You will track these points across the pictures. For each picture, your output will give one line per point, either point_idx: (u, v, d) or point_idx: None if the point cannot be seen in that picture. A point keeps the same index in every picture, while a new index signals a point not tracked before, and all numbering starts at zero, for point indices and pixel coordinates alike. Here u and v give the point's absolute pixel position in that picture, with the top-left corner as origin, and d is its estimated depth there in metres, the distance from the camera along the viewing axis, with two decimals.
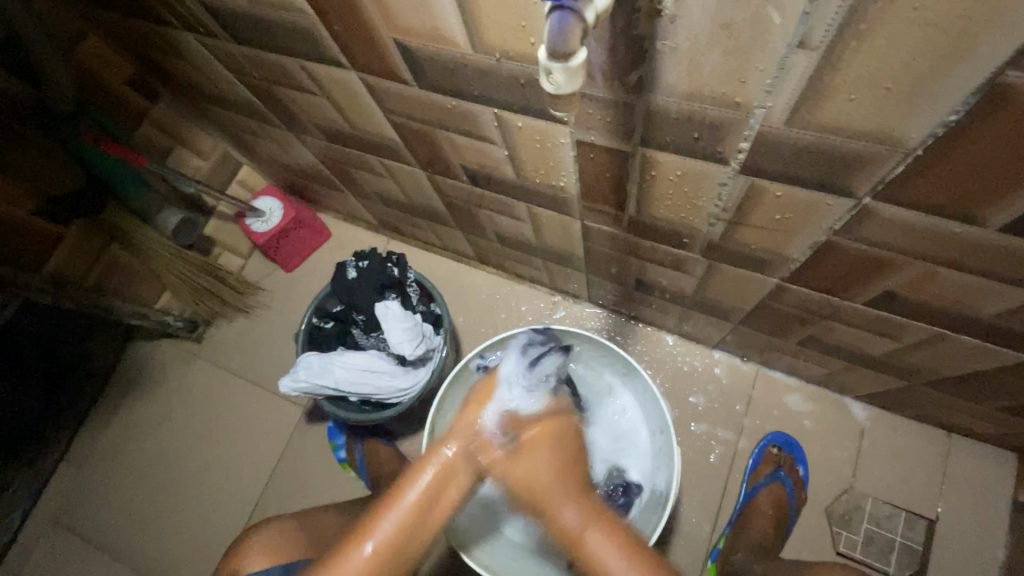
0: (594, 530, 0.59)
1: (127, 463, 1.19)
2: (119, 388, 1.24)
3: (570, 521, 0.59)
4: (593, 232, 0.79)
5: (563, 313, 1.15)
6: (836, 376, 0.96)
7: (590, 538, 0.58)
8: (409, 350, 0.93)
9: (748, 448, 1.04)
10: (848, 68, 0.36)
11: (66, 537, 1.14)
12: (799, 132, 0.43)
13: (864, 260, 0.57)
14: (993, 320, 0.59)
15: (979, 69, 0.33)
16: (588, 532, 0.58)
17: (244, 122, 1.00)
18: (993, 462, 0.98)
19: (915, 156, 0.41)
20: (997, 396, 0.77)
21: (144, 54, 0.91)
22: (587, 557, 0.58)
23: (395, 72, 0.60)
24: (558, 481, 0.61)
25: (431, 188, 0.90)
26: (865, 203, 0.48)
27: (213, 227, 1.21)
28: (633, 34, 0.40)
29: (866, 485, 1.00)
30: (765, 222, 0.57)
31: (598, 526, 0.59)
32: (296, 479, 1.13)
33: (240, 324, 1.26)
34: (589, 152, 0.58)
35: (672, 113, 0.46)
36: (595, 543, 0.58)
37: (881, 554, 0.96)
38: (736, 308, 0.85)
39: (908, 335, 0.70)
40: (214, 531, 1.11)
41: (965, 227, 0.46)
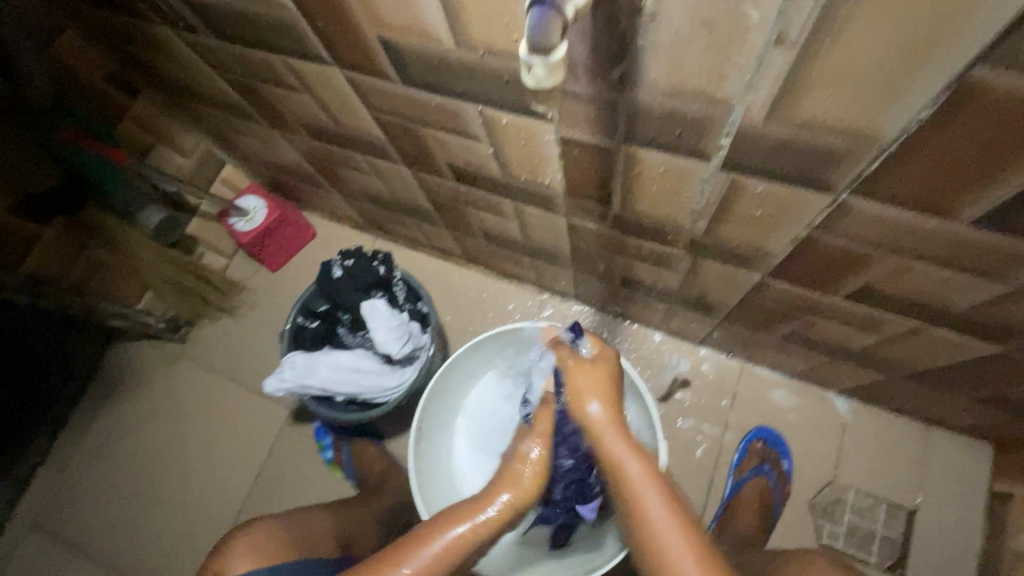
0: (636, 460, 0.59)
1: (109, 467, 1.17)
2: (100, 390, 1.22)
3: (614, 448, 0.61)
4: (579, 229, 0.79)
5: (551, 311, 1.15)
6: (818, 370, 0.97)
7: (633, 468, 0.59)
8: (396, 349, 0.93)
9: (733, 442, 1.05)
10: (824, 64, 0.37)
11: (45, 542, 1.12)
12: (778, 128, 0.43)
13: (843, 256, 0.58)
14: (968, 313, 0.60)
15: (950, 66, 0.34)
16: (629, 458, 0.59)
17: (227, 119, 0.99)
18: (971, 453, 1.00)
19: (890, 151, 0.42)
20: (973, 388, 0.79)
21: (123, 50, 0.89)
22: (625, 486, 0.58)
23: (379, 68, 0.60)
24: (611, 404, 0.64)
25: (417, 185, 0.90)
26: (844, 198, 0.49)
27: (195, 225, 1.18)
28: (615, 30, 0.40)
29: (848, 478, 1.02)
30: (747, 218, 0.58)
31: (644, 463, 0.59)
32: (283, 480, 1.12)
33: (225, 325, 1.25)
34: (573, 149, 0.58)
35: (655, 109, 0.47)
36: (634, 473, 0.58)
37: (862, 545, 0.98)
38: (721, 304, 0.86)
39: (887, 329, 0.71)
40: (198, 534, 1.10)
41: (939, 221, 0.47)
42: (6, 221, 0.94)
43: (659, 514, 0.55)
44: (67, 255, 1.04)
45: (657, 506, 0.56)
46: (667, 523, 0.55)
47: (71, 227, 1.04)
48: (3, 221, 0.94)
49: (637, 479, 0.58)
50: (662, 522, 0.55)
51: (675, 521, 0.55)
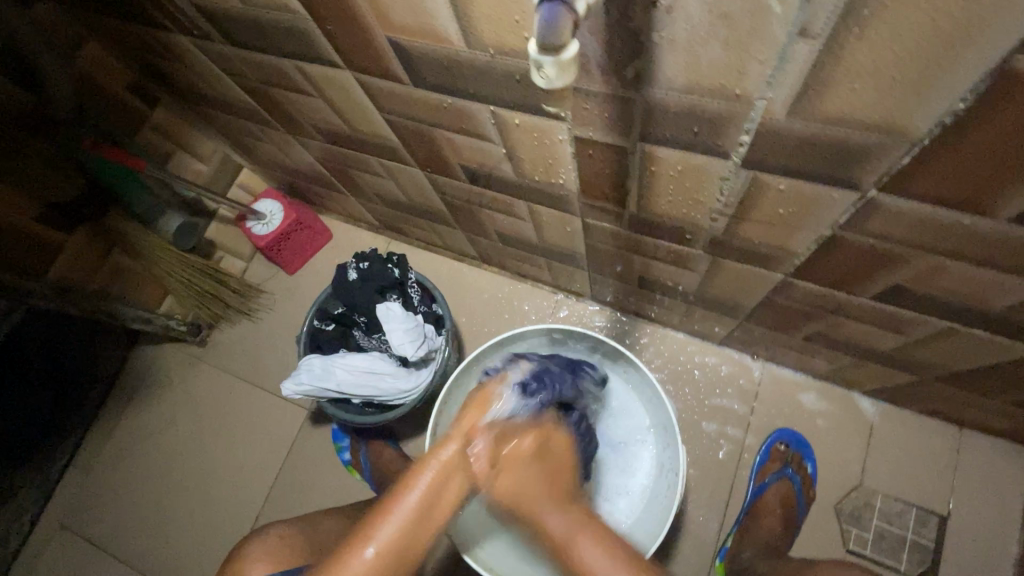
0: (585, 533, 0.61)
1: (133, 468, 1.19)
2: (124, 393, 1.25)
3: (556, 523, 0.62)
4: (595, 230, 0.78)
5: (567, 312, 1.14)
6: (843, 371, 0.94)
7: (577, 541, 0.60)
8: (411, 351, 0.93)
9: (755, 445, 1.03)
10: (851, 57, 0.35)
11: (74, 542, 1.15)
12: (801, 123, 0.41)
13: (871, 254, 0.56)
14: (1004, 313, 0.58)
15: (988, 56, 0.32)
16: (562, 527, 0.62)
17: (242, 124, 0.99)
18: (1005, 457, 0.96)
19: (922, 146, 0.40)
20: (1008, 390, 0.76)
21: (140, 58, 0.91)
22: (575, 561, 0.60)
23: (390, 70, 0.59)
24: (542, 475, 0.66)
25: (431, 187, 0.89)
26: (871, 195, 0.47)
27: (213, 229, 1.21)
28: (629, 26, 0.39)
29: (875, 482, 0.99)
30: (769, 217, 0.56)
31: (585, 531, 0.61)
32: (302, 481, 1.13)
33: (243, 327, 1.26)
34: (588, 149, 0.57)
35: (672, 106, 0.45)
36: (584, 547, 0.60)
37: (892, 552, 0.95)
38: (741, 304, 0.84)
39: (918, 330, 0.68)
40: (220, 533, 1.12)
41: (975, 218, 0.45)
42: (32, 228, 0.96)
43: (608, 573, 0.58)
44: (90, 262, 1.07)
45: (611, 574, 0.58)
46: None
47: (94, 235, 1.06)
48: (30, 228, 0.95)
49: (585, 553, 0.60)
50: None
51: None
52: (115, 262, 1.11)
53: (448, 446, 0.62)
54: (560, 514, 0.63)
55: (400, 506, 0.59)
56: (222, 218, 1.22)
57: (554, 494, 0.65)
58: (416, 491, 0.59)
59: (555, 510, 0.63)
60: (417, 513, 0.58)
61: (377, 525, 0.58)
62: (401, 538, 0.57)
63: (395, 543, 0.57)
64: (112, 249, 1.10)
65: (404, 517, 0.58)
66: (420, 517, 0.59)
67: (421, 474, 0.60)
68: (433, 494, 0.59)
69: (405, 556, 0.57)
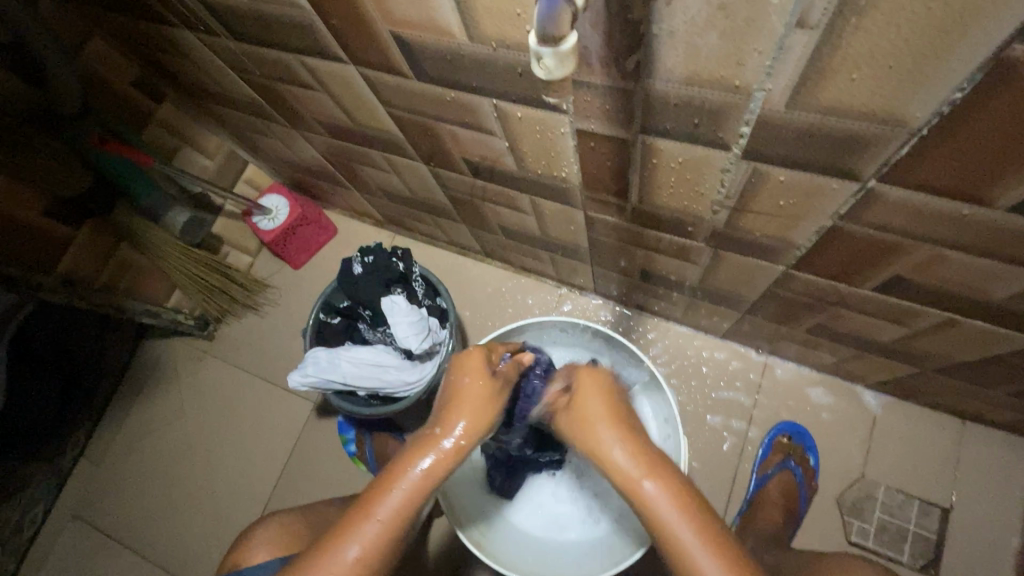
0: (653, 477, 0.56)
1: (142, 459, 1.21)
2: (134, 386, 1.26)
3: (626, 463, 0.57)
4: (597, 223, 0.78)
5: (570, 306, 1.15)
6: (846, 363, 0.95)
7: (647, 487, 0.55)
8: (415, 344, 0.94)
9: (758, 437, 1.03)
10: (849, 46, 0.35)
11: (85, 531, 1.17)
12: (800, 114, 0.42)
13: (870, 245, 0.56)
14: (1005, 303, 0.58)
15: (984, 45, 0.32)
16: (606, 438, 0.59)
17: (247, 120, 1.00)
18: (1008, 449, 0.96)
19: (921, 135, 0.40)
20: (1010, 381, 0.76)
21: (146, 54, 0.92)
22: (644, 500, 0.55)
23: (394, 66, 0.60)
24: (614, 420, 0.61)
25: (434, 181, 0.90)
26: (871, 185, 0.47)
27: (220, 224, 1.23)
28: (628, 18, 0.39)
29: (877, 473, 0.99)
30: (770, 208, 0.56)
31: (658, 476, 0.56)
32: (308, 472, 1.14)
33: (250, 322, 1.27)
34: (589, 142, 0.57)
35: (672, 98, 0.46)
36: (650, 491, 0.55)
37: (893, 543, 0.95)
38: (743, 296, 0.84)
39: (918, 321, 0.69)
40: (228, 523, 1.13)
41: (973, 208, 0.45)
42: (42, 223, 0.97)
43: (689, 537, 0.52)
44: (99, 256, 1.08)
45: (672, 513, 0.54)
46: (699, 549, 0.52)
47: (102, 228, 1.07)
48: (40, 224, 0.97)
49: (650, 493, 0.55)
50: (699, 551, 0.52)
51: (704, 542, 0.52)
52: (121, 256, 1.11)
53: (432, 455, 0.57)
54: (647, 475, 0.56)
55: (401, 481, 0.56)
56: (228, 213, 1.23)
57: (637, 446, 0.58)
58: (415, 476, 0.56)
59: (622, 446, 0.58)
60: (399, 522, 0.54)
61: (355, 532, 0.53)
62: (378, 549, 0.53)
63: (378, 549, 0.53)
64: (120, 241, 1.11)
65: (403, 498, 0.55)
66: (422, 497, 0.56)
67: (398, 484, 0.55)
68: (416, 504, 0.55)
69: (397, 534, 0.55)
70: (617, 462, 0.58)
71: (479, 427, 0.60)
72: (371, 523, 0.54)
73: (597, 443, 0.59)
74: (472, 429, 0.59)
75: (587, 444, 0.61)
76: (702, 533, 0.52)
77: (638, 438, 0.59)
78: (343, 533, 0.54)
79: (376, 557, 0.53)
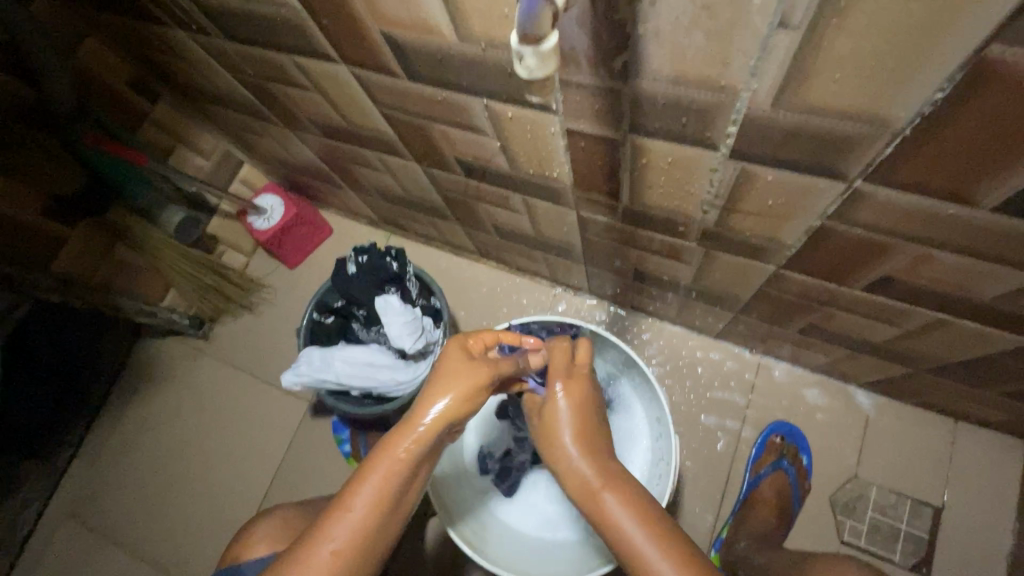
0: (612, 492, 0.58)
1: (136, 459, 1.21)
2: (128, 385, 1.26)
3: (588, 476, 0.61)
4: (590, 223, 0.78)
5: (564, 306, 1.15)
6: (839, 364, 0.95)
7: (606, 500, 0.58)
8: (409, 343, 0.94)
9: (751, 437, 1.03)
10: (832, 47, 0.36)
11: (79, 531, 1.17)
12: (785, 114, 0.42)
13: (859, 244, 0.56)
14: (993, 303, 0.58)
15: (964, 45, 0.32)
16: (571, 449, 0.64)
17: (242, 119, 1.00)
18: (1000, 449, 0.97)
19: (904, 135, 0.40)
20: (1001, 381, 0.76)
21: (140, 53, 0.92)
22: (599, 513, 0.58)
23: (386, 66, 0.60)
24: (578, 432, 0.65)
25: (428, 181, 0.90)
26: (857, 185, 0.47)
27: (215, 224, 1.21)
28: (613, 18, 0.40)
29: (870, 473, 0.99)
30: (759, 208, 0.57)
31: (618, 490, 0.59)
32: (302, 472, 1.14)
33: (245, 321, 1.27)
34: (580, 141, 0.57)
35: (659, 97, 0.46)
36: (609, 504, 0.58)
37: (886, 543, 0.96)
38: (736, 296, 0.84)
39: (908, 321, 0.69)
40: (221, 523, 1.13)
41: (959, 208, 0.45)
42: (34, 222, 0.97)
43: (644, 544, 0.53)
44: (93, 256, 1.08)
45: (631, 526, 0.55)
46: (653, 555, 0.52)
47: (97, 227, 1.07)
48: (31, 222, 0.97)
49: (608, 507, 0.57)
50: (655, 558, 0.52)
51: (659, 546, 0.53)
52: (117, 255, 1.11)
53: (409, 437, 0.57)
54: (605, 489, 0.59)
55: (377, 467, 0.56)
56: (223, 213, 1.23)
57: (598, 461, 0.62)
58: (390, 460, 0.56)
59: (585, 458, 0.63)
60: (380, 505, 0.55)
61: (335, 521, 0.54)
62: (360, 534, 0.53)
63: (360, 535, 0.53)
64: (115, 241, 1.11)
65: (380, 484, 0.55)
66: (399, 483, 0.56)
67: (376, 467, 0.56)
68: (391, 494, 0.55)
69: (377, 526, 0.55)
70: (580, 475, 0.62)
71: (457, 409, 0.60)
72: (353, 510, 0.54)
73: (561, 456, 0.64)
74: (450, 410, 0.59)
75: (551, 453, 0.66)
76: (655, 539, 0.53)
77: (599, 454, 0.63)
78: (322, 530, 0.54)
79: (357, 544, 0.53)
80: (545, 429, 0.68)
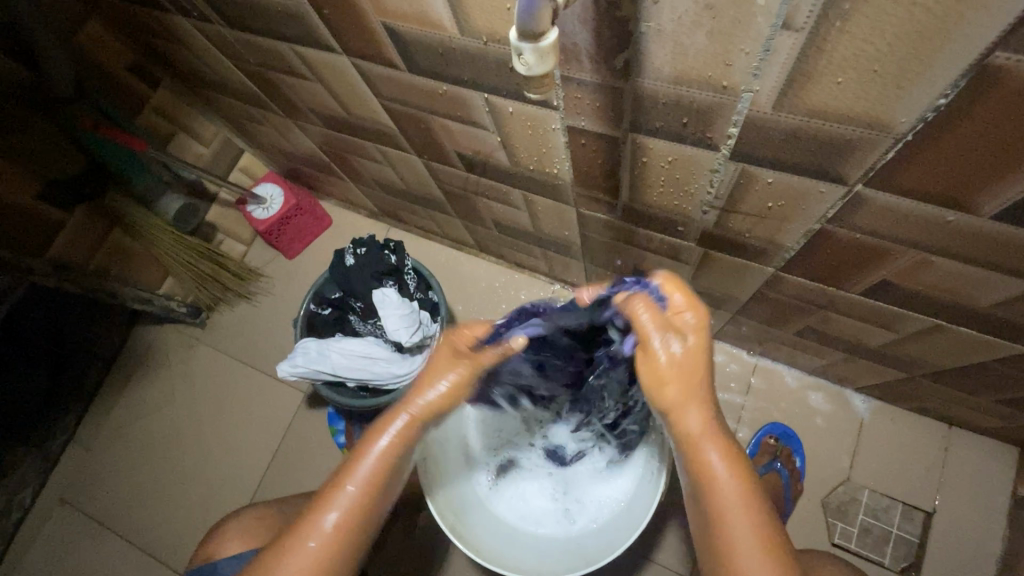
0: (721, 455, 0.52)
1: (131, 444, 1.21)
2: (124, 371, 1.26)
3: (694, 426, 0.53)
4: (589, 220, 0.78)
5: (563, 303, 1.15)
6: (834, 367, 0.95)
7: (713, 459, 0.52)
8: (406, 337, 0.94)
9: (746, 438, 1.04)
10: (834, 51, 0.35)
11: (73, 515, 1.17)
12: (787, 116, 0.42)
13: (858, 249, 0.56)
14: (989, 310, 0.58)
15: (967, 52, 0.32)
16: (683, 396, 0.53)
17: (242, 107, 1.00)
18: (993, 456, 0.97)
19: (906, 141, 0.40)
20: (996, 388, 0.76)
21: (140, 38, 0.91)
22: (701, 470, 0.53)
23: (386, 57, 0.59)
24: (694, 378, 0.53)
25: (428, 174, 0.90)
26: (856, 189, 0.47)
27: (215, 212, 1.23)
28: (616, 15, 0.39)
29: (863, 477, 1.00)
30: (759, 210, 0.56)
31: (726, 450, 0.53)
32: (297, 463, 1.14)
33: (243, 311, 1.27)
34: (581, 138, 0.57)
35: (661, 97, 0.45)
36: (714, 466, 0.52)
37: (876, 546, 0.96)
38: (734, 297, 0.84)
39: (905, 326, 0.69)
40: (215, 510, 1.14)
41: (957, 214, 0.45)
42: (33, 207, 0.97)
43: (734, 514, 0.50)
44: (93, 239, 1.07)
45: (734, 502, 0.51)
46: (741, 527, 0.50)
47: (96, 212, 1.06)
48: (31, 207, 0.96)
49: (713, 468, 0.52)
50: (740, 533, 0.50)
51: (757, 537, 0.50)
52: (116, 240, 1.11)
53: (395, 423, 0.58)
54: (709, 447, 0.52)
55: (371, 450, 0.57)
56: (223, 202, 1.23)
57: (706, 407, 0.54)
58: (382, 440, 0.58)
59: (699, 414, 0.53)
60: (375, 480, 0.56)
61: (332, 496, 0.55)
62: (359, 509, 0.55)
63: (356, 510, 0.54)
64: (114, 226, 1.10)
65: (372, 467, 0.56)
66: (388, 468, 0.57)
67: (371, 449, 0.57)
68: (383, 476, 0.56)
69: (368, 508, 0.55)
70: (686, 425, 0.54)
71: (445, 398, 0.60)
72: (345, 488, 0.55)
73: (665, 396, 0.54)
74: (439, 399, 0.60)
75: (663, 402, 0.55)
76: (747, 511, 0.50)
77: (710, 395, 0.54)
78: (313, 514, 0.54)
79: (351, 527, 0.54)
80: (642, 360, 0.56)
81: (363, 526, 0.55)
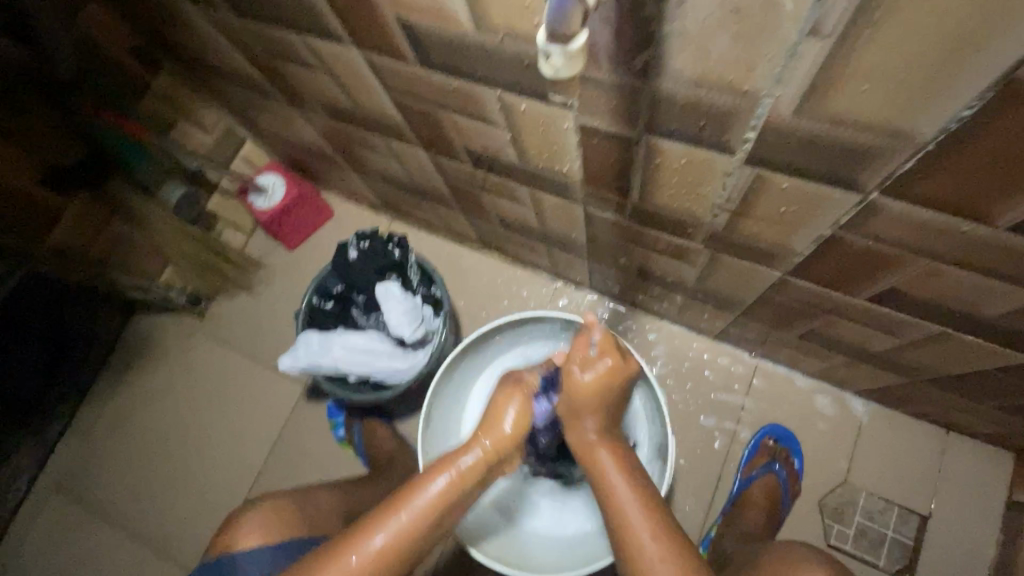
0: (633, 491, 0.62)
1: (128, 432, 1.21)
2: (123, 361, 1.25)
3: (585, 436, 0.66)
4: (597, 219, 0.78)
5: (566, 301, 1.15)
6: (835, 370, 0.95)
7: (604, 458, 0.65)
8: (408, 332, 0.95)
9: (745, 439, 1.04)
10: (860, 59, 0.35)
11: (70, 502, 1.17)
12: (807, 122, 0.41)
13: (867, 256, 0.56)
14: (996, 320, 0.58)
15: (996, 64, 0.32)
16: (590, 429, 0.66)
17: (245, 96, 0.98)
18: (989, 461, 0.98)
19: (926, 150, 0.40)
20: (997, 396, 0.77)
21: (142, 23, 0.89)
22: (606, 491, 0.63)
23: (397, 50, 0.59)
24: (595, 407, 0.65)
25: (434, 168, 0.89)
26: (872, 198, 0.47)
27: (215, 201, 1.20)
28: (639, 16, 0.39)
29: (860, 479, 1.00)
30: (771, 214, 0.56)
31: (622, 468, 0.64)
32: (296, 455, 1.14)
33: (243, 302, 1.26)
34: (593, 138, 0.57)
35: (678, 99, 0.45)
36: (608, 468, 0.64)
37: (871, 548, 0.97)
38: (739, 299, 0.84)
39: (911, 333, 0.69)
40: (213, 500, 1.14)
41: (974, 225, 0.45)
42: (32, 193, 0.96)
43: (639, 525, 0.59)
44: (92, 227, 1.06)
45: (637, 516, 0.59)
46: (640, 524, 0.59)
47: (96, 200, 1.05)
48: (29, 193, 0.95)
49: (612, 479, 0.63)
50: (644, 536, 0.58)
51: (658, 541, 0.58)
52: (115, 230, 1.09)
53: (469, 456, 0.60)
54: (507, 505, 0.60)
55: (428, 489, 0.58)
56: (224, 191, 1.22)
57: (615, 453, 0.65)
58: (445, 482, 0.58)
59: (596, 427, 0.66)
60: (428, 517, 0.57)
61: (392, 514, 0.56)
62: (407, 538, 0.55)
63: (405, 536, 0.55)
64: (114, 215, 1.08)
65: (421, 510, 0.56)
66: (439, 512, 0.57)
67: (436, 478, 0.58)
68: (436, 514, 0.57)
69: (418, 540, 0.56)
70: (577, 435, 0.67)
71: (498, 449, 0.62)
72: (402, 512, 0.56)
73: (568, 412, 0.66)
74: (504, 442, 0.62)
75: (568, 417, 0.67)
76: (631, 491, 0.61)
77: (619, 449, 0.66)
78: (372, 524, 0.56)
79: (400, 550, 0.55)
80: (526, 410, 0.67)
81: (407, 553, 0.56)
